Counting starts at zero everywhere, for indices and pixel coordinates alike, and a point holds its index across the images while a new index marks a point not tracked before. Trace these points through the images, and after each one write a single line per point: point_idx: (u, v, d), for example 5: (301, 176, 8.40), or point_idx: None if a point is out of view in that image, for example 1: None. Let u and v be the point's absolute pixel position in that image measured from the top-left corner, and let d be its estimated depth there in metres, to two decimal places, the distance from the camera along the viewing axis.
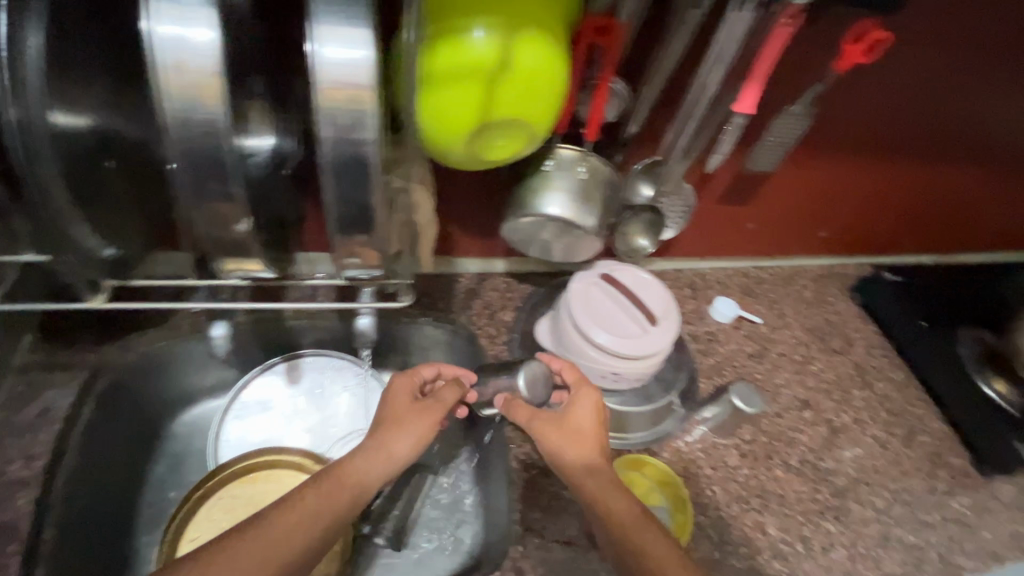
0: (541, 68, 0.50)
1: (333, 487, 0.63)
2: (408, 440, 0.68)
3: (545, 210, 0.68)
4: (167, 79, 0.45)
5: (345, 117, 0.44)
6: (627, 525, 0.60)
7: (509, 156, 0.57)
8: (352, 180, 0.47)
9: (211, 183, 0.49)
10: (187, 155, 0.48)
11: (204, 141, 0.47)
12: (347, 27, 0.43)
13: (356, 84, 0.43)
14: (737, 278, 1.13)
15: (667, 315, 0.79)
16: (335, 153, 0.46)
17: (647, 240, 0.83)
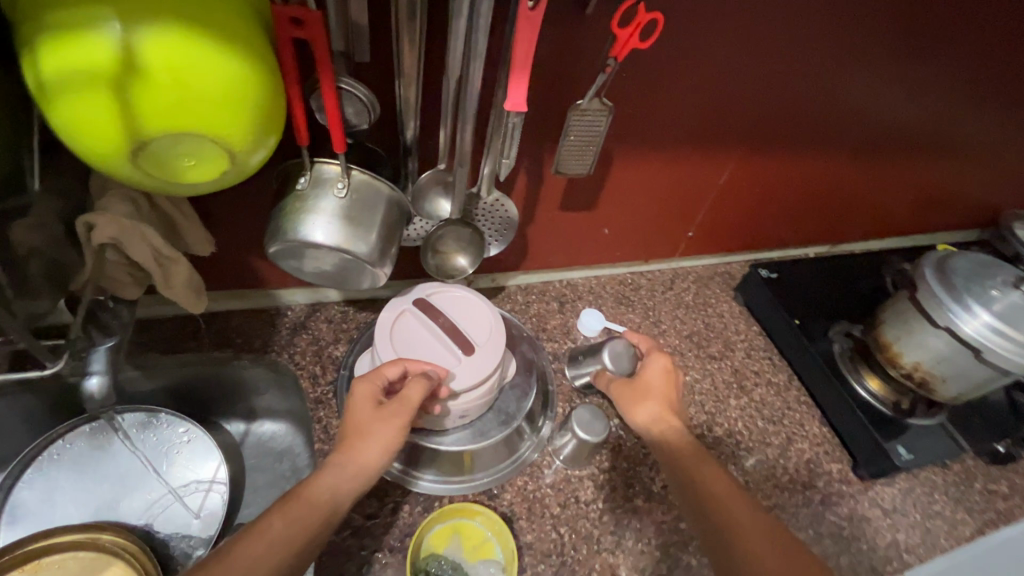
0: (190, 67, 0.40)
1: (303, 512, 0.51)
2: (378, 450, 0.57)
3: (306, 236, 0.58)
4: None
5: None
6: (686, 456, 0.62)
7: (211, 177, 0.47)
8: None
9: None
10: None
11: None
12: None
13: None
14: (610, 287, 1.06)
15: (489, 341, 0.71)
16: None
17: (466, 258, 0.74)
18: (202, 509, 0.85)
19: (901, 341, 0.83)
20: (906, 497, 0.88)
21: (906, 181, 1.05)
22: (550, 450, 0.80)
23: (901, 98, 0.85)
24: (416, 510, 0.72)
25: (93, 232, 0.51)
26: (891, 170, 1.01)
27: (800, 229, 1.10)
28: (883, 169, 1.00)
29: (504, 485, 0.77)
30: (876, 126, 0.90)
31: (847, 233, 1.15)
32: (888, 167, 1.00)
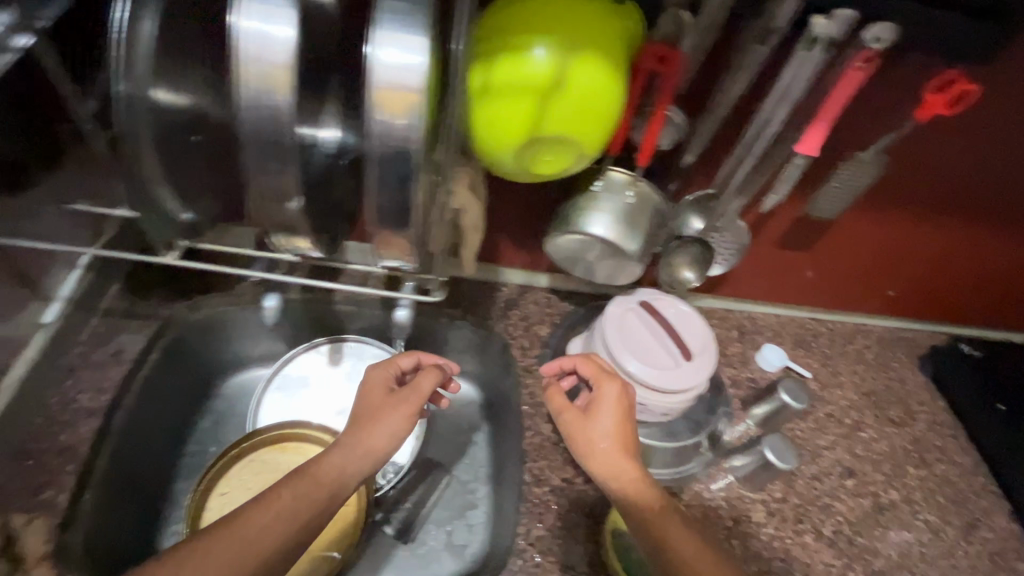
0: (595, 89, 0.51)
1: (311, 489, 0.58)
2: (387, 435, 0.64)
3: (588, 229, 0.68)
4: (243, 71, 0.41)
5: (397, 125, 0.42)
6: (642, 512, 0.60)
7: (556, 170, 0.59)
8: (397, 184, 0.45)
9: (268, 165, 0.45)
10: (256, 135, 0.44)
11: (271, 125, 0.43)
12: (409, 34, 0.41)
13: (406, 90, 0.41)
14: (790, 328, 1.06)
15: (703, 351, 0.77)
16: (382, 161, 0.43)
17: (692, 272, 0.81)
18: None
19: None
20: None
21: None
22: (724, 467, 0.85)
23: None
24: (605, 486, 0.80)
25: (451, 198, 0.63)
26: None
27: (1011, 314, 1.05)
28: None
29: (683, 487, 0.83)
30: None
31: None
32: None
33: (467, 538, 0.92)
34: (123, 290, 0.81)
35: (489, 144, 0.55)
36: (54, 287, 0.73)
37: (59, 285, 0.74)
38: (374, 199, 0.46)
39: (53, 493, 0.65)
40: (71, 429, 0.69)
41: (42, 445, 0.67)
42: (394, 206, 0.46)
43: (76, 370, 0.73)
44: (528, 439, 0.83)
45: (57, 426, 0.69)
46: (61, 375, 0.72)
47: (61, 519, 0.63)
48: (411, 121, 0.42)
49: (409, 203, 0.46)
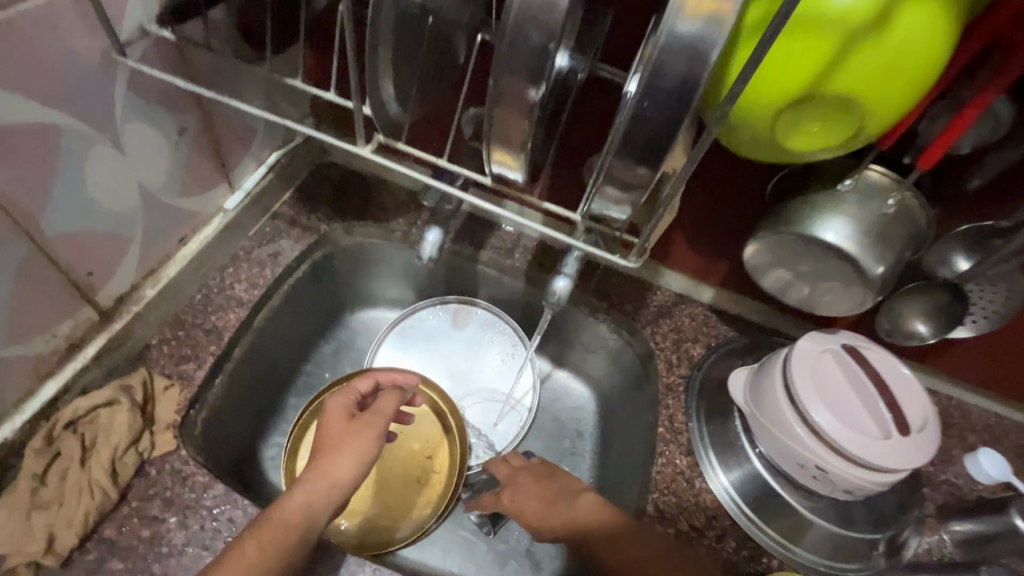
0: (913, 41, 0.39)
1: (277, 536, 0.51)
2: (350, 462, 0.59)
3: (819, 234, 0.54)
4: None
5: (696, 38, 0.33)
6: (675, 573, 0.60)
7: (812, 150, 0.47)
8: (666, 115, 0.36)
9: (516, 62, 0.35)
10: (517, 28, 0.34)
11: (544, 19, 0.33)
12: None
13: None
14: (1017, 437, 0.81)
15: (924, 426, 0.59)
16: (659, 81, 0.35)
17: (927, 326, 0.63)
18: (502, 423, 0.92)
19: None
20: None
21: None
22: None
23: None
24: (743, 554, 0.66)
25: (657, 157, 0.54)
26: None
27: None
28: None
29: None
30: None
31: None
32: None
33: (554, 551, 0.83)
34: (294, 198, 0.83)
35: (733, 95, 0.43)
36: (240, 179, 0.76)
37: (245, 178, 0.76)
38: (631, 130, 0.38)
39: (192, 368, 0.65)
40: (222, 313, 0.70)
41: (196, 321, 0.68)
42: (650, 139, 0.38)
43: (237, 260, 0.75)
44: (659, 468, 0.71)
45: (210, 305, 0.70)
46: (226, 261, 0.74)
47: (192, 395, 0.63)
48: (716, 36, 0.33)
49: (668, 141, 0.38)
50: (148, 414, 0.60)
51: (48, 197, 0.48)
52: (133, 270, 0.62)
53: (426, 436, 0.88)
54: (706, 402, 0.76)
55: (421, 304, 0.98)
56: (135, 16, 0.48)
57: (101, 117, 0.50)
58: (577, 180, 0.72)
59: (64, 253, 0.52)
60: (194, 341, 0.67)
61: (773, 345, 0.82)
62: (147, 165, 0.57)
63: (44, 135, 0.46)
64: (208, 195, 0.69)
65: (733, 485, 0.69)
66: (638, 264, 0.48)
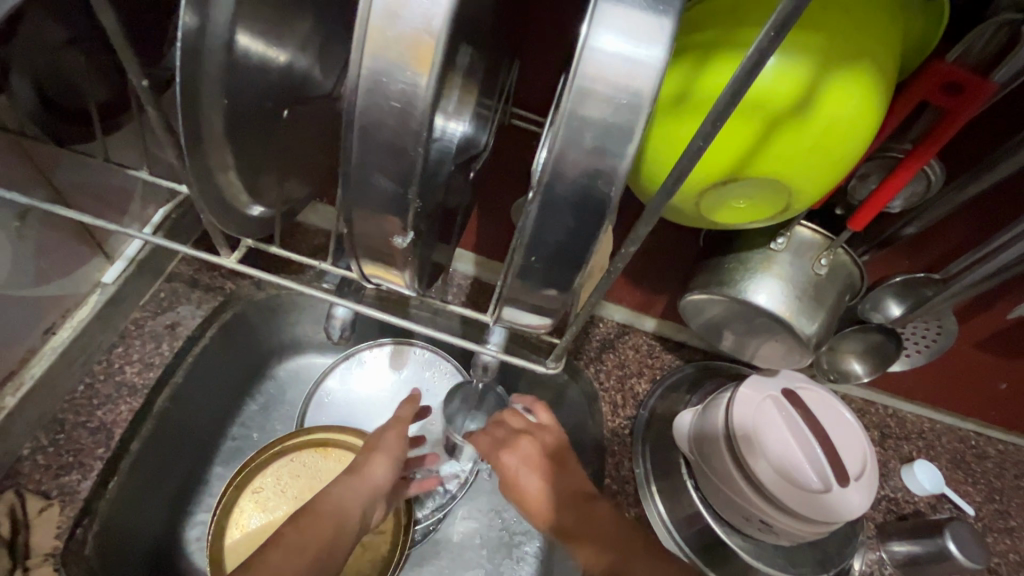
0: (847, 121, 0.35)
1: (313, 521, 0.57)
2: (383, 466, 0.65)
3: (752, 296, 0.51)
4: (370, 34, 0.27)
5: (597, 148, 0.29)
6: None
7: (737, 223, 0.43)
8: (570, 226, 0.32)
9: (374, 180, 0.31)
10: (365, 130, 0.29)
11: (396, 125, 0.28)
12: (648, 13, 0.27)
13: (630, 101, 0.28)
14: (949, 443, 0.83)
15: (863, 475, 0.59)
16: (556, 190, 0.30)
17: (863, 365, 0.62)
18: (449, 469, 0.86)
19: None
20: None
21: None
22: None
23: None
24: None
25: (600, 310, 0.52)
26: None
27: None
28: None
29: None
30: None
31: None
32: None
33: None
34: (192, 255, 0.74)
35: (668, 158, 0.37)
36: (118, 246, 0.65)
37: (123, 244, 0.66)
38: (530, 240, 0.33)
39: (77, 478, 0.57)
40: (110, 406, 0.61)
41: (79, 419, 0.60)
42: (556, 252, 0.33)
43: (127, 337, 0.66)
44: None
45: (94, 399, 0.61)
46: (112, 342, 0.65)
47: (76, 511, 0.55)
48: (626, 143, 0.29)
49: (578, 254, 0.33)
50: (22, 545, 0.52)
51: None
52: None
53: None
54: (653, 444, 0.74)
55: (353, 350, 0.91)
56: None
57: None
58: (503, 226, 0.67)
59: None
60: (76, 445, 0.58)
61: (717, 373, 0.81)
62: None
63: None
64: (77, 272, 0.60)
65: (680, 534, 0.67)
66: (557, 370, 0.48)
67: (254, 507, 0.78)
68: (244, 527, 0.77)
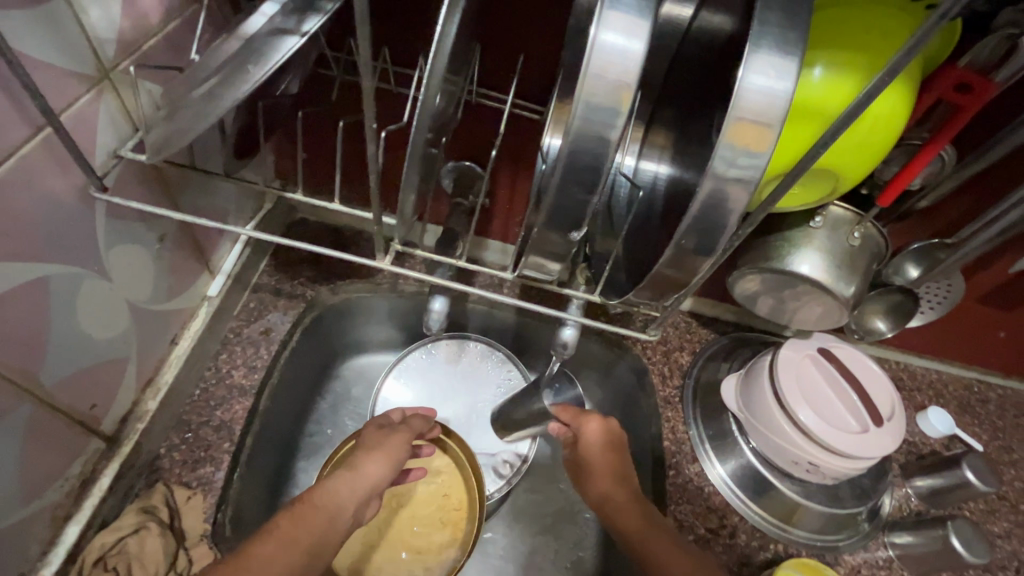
0: (884, 120, 0.44)
1: (308, 513, 0.52)
2: (380, 464, 0.61)
3: (796, 267, 0.59)
4: (584, 86, 0.34)
5: (743, 164, 0.36)
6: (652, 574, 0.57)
7: (791, 205, 0.52)
8: (708, 224, 0.39)
9: (569, 192, 0.39)
10: (571, 160, 0.37)
11: (597, 155, 0.37)
12: (785, 59, 0.35)
13: (769, 127, 0.35)
14: (955, 390, 0.94)
15: (893, 416, 0.68)
16: (711, 197, 0.38)
17: (885, 323, 0.71)
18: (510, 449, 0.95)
19: None
20: None
21: None
22: (884, 541, 0.76)
23: None
24: (753, 544, 0.74)
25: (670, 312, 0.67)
26: None
27: None
28: None
29: (837, 556, 0.75)
30: None
31: None
32: None
33: (579, 556, 0.89)
34: (271, 266, 0.81)
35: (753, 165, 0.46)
36: (216, 261, 0.72)
37: (221, 259, 0.73)
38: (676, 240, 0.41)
39: (210, 470, 0.63)
40: (227, 406, 0.68)
41: (203, 418, 0.67)
42: (690, 243, 0.41)
43: (229, 345, 0.73)
44: (671, 479, 0.77)
45: (212, 400, 0.68)
46: (218, 349, 0.72)
47: (216, 498, 0.61)
48: (760, 157, 0.36)
49: (709, 242, 0.40)
50: (177, 531, 0.59)
51: (44, 350, 0.45)
52: (132, 388, 0.60)
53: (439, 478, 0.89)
54: (702, 408, 0.82)
55: (411, 346, 0.99)
56: (108, 144, 0.46)
57: (86, 253, 0.47)
58: None
59: (66, 399, 0.49)
60: (205, 442, 0.65)
61: (749, 342, 0.90)
62: (133, 281, 0.54)
63: (32, 291, 0.43)
64: (191, 287, 0.66)
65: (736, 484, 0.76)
66: (659, 334, 0.65)
67: None
68: None
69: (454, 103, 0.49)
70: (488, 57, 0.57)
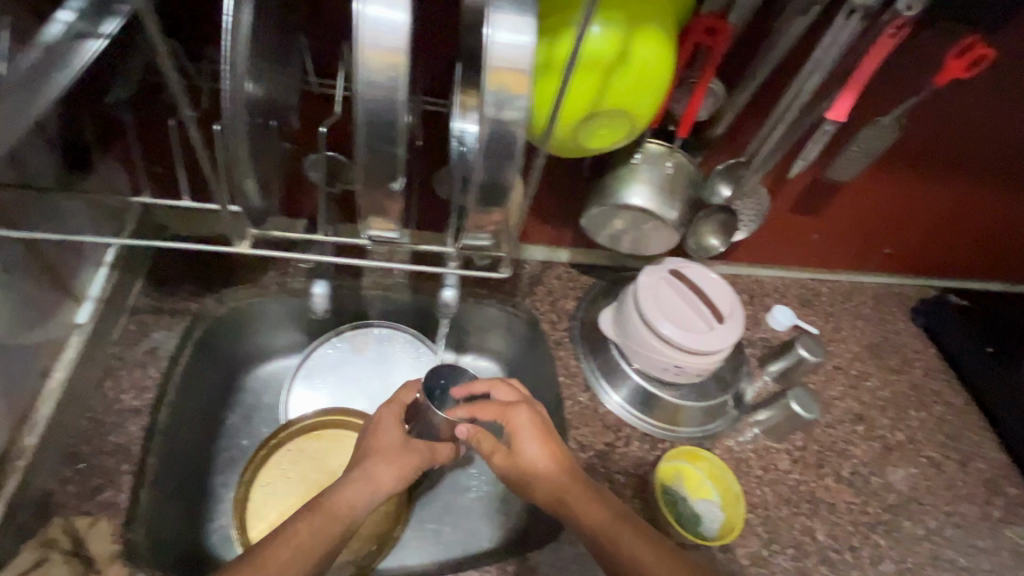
0: (653, 63, 0.53)
1: (323, 523, 0.62)
2: (392, 472, 0.69)
3: (627, 199, 0.70)
4: (363, 53, 0.40)
5: (509, 105, 0.44)
6: (604, 536, 0.65)
7: (606, 146, 0.60)
8: (499, 160, 0.46)
9: (377, 150, 0.44)
10: (368, 120, 0.42)
11: (388, 111, 0.42)
12: (522, 14, 0.42)
13: (521, 70, 0.42)
14: (795, 289, 1.12)
15: (733, 314, 0.81)
16: (495, 135, 0.45)
17: (717, 240, 0.84)
18: None
19: None
20: None
21: None
22: (749, 421, 0.90)
23: None
24: (645, 447, 0.85)
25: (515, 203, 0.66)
26: None
27: (994, 268, 1.14)
28: None
29: (713, 441, 0.88)
30: None
31: None
32: None
33: None
34: (147, 288, 0.80)
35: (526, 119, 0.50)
36: (81, 287, 0.70)
37: (87, 285, 0.71)
38: (478, 178, 0.48)
39: (113, 493, 0.63)
40: (120, 429, 0.68)
41: (94, 448, 0.66)
42: (490, 179, 0.47)
43: (112, 371, 0.72)
44: (569, 409, 0.86)
45: (104, 428, 0.67)
46: (101, 377, 0.71)
47: (124, 519, 0.62)
48: (522, 98, 0.44)
49: (504, 176, 0.47)
50: (86, 557, 0.59)
51: None
52: None
53: None
54: (589, 344, 0.93)
55: (317, 342, 1.00)
56: None
57: None
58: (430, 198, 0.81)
59: None
60: (101, 468, 0.65)
61: (623, 280, 1.01)
62: None
63: None
64: (50, 320, 0.65)
65: (627, 404, 0.87)
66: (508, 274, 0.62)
67: (265, 498, 0.88)
68: (264, 516, 0.86)
69: (285, 90, 0.53)
70: (320, 49, 0.61)
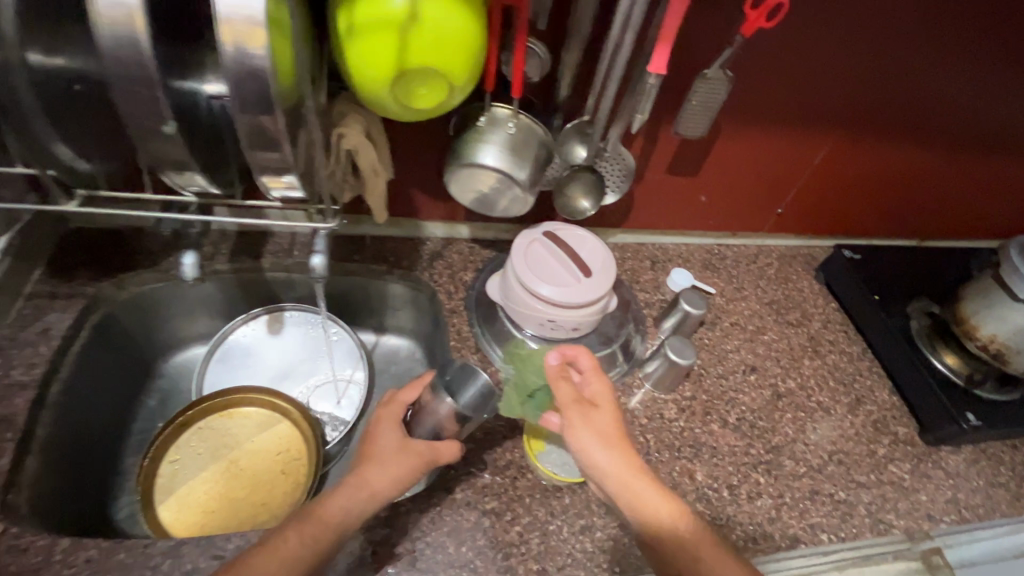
0: (449, 25, 0.58)
1: (313, 532, 0.61)
2: (386, 475, 0.67)
3: (478, 160, 0.75)
4: (96, 15, 0.43)
5: (250, 58, 0.44)
6: (668, 528, 0.62)
7: (433, 106, 0.65)
8: (259, 112, 0.47)
9: (138, 99, 0.48)
10: (118, 67, 0.45)
11: (133, 60, 0.45)
12: None
13: (255, 22, 0.43)
14: (698, 254, 1.15)
15: (603, 268, 0.85)
16: (242, 87, 0.45)
17: (587, 201, 0.88)
18: (345, 398, 1.03)
19: (980, 315, 0.91)
20: (970, 466, 0.94)
21: (1000, 184, 1.11)
22: (640, 376, 0.94)
23: (994, 98, 0.93)
24: None
25: (343, 140, 0.69)
26: (983, 170, 1.08)
27: (890, 219, 1.17)
28: (977, 168, 1.07)
29: None
30: (974, 123, 0.98)
31: (930, 228, 1.20)
32: (986, 166, 1.07)
33: None
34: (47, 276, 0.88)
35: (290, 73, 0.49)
36: None
37: None
38: (248, 134, 0.49)
39: None
40: (9, 403, 0.76)
41: None
42: (260, 131, 0.49)
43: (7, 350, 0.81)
44: None
45: None
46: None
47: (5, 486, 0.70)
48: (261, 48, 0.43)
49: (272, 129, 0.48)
50: None
51: None
52: None
53: (272, 438, 0.96)
54: (482, 312, 0.97)
55: (229, 326, 1.02)
56: None
57: None
58: None
59: None
60: None
61: None
62: None
63: None
64: None
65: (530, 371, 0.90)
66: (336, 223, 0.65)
67: (172, 473, 0.91)
68: (171, 490, 0.90)
69: None
70: None
